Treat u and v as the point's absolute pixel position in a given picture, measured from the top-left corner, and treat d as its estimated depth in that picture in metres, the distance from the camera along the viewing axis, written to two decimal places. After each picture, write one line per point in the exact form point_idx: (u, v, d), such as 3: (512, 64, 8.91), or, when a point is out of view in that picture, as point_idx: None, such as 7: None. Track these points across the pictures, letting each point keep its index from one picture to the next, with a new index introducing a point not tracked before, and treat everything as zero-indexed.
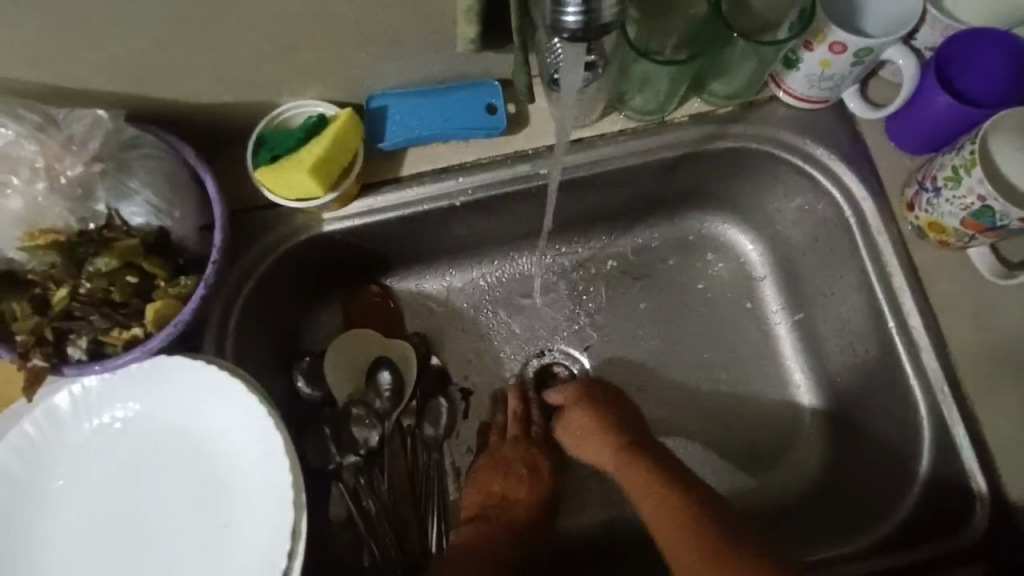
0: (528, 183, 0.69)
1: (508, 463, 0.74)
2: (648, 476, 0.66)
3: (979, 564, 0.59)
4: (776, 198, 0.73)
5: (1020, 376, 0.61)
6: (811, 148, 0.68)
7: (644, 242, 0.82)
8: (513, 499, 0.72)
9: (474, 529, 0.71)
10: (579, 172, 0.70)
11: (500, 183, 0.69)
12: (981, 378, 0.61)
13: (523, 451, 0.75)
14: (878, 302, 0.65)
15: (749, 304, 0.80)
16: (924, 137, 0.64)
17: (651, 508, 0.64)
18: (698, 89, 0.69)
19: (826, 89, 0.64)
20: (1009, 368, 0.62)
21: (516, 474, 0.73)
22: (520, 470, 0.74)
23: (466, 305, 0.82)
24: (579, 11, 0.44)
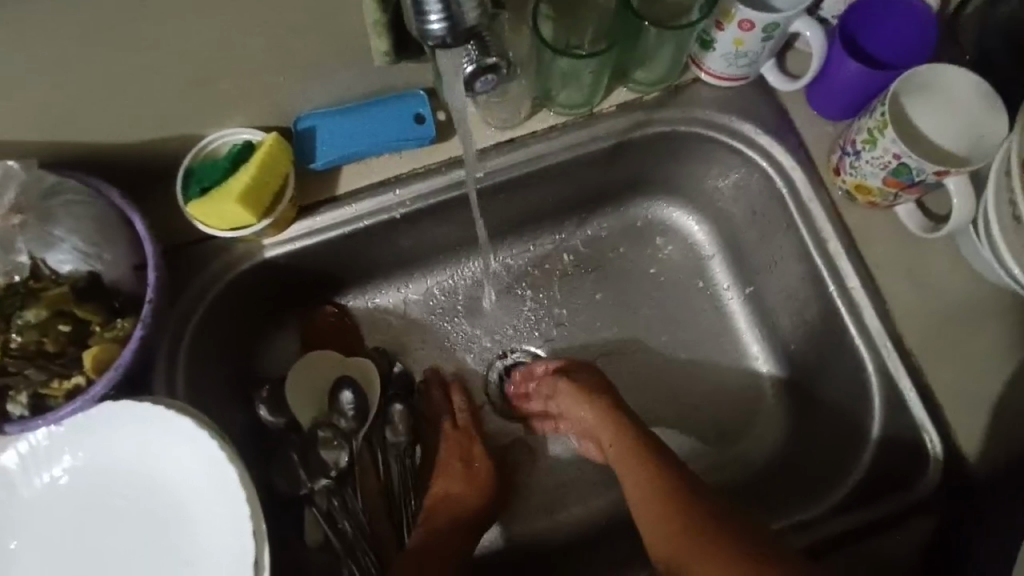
0: (458, 189, 0.69)
1: (444, 462, 0.74)
2: (631, 450, 0.67)
3: (936, 513, 0.61)
4: (712, 177, 0.75)
5: (956, 325, 0.63)
6: (737, 125, 0.69)
7: (593, 233, 0.83)
8: (454, 493, 0.72)
9: (423, 533, 0.69)
10: (514, 171, 0.70)
11: (427, 196, 0.69)
12: (920, 331, 0.63)
13: (463, 444, 0.75)
14: (818, 267, 0.66)
15: (702, 283, 0.82)
16: (840, 104, 0.66)
17: (630, 480, 0.65)
18: (622, 79, 0.70)
19: (744, 66, 0.66)
20: (945, 318, 0.63)
21: (452, 468, 0.74)
22: (457, 464, 0.74)
23: (424, 316, 0.82)
24: (441, 20, 0.45)
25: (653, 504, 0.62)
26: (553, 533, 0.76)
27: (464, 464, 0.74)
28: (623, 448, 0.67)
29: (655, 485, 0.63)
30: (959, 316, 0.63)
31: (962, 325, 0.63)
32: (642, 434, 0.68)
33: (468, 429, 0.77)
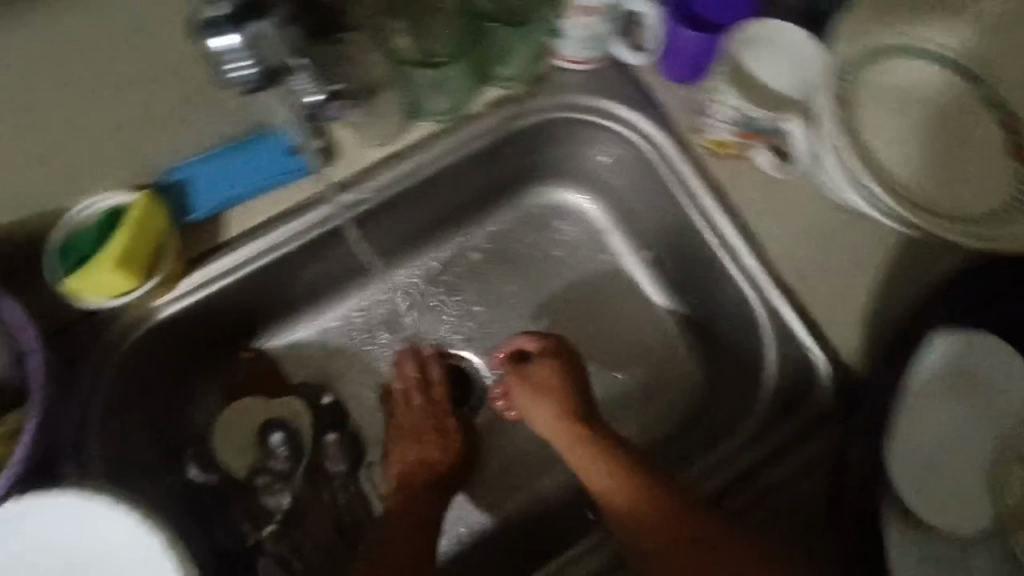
0: (345, 217, 0.69)
1: (419, 430, 0.78)
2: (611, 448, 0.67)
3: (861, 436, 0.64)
4: (590, 157, 0.78)
5: (837, 255, 0.67)
6: (602, 104, 0.72)
7: (494, 230, 0.86)
8: (430, 460, 0.76)
9: (401, 496, 0.72)
10: (395, 189, 0.70)
11: (319, 225, 0.69)
12: (804, 267, 0.67)
13: (438, 412, 0.79)
14: (698, 224, 0.70)
15: (604, 256, 0.85)
16: (689, 70, 0.69)
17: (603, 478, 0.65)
18: (488, 79, 0.71)
19: (596, 49, 0.70)
20: (827, 250, 0.67)
21: (431, 436, 0.78)
22: (430, 430, 0.78)
23: (344, 343, 0.82)
24: (251, 64, 0.55)
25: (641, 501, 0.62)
26: (499, 522, 0.78)
27: (438, 429, 0.78)
28: (595, 445, 0.68)
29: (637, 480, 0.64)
30: (840, 246, 0.67)
31: (846, 254, 0.67)
32: (604, 426, 0.70)
33: (440, 400, 0.80)
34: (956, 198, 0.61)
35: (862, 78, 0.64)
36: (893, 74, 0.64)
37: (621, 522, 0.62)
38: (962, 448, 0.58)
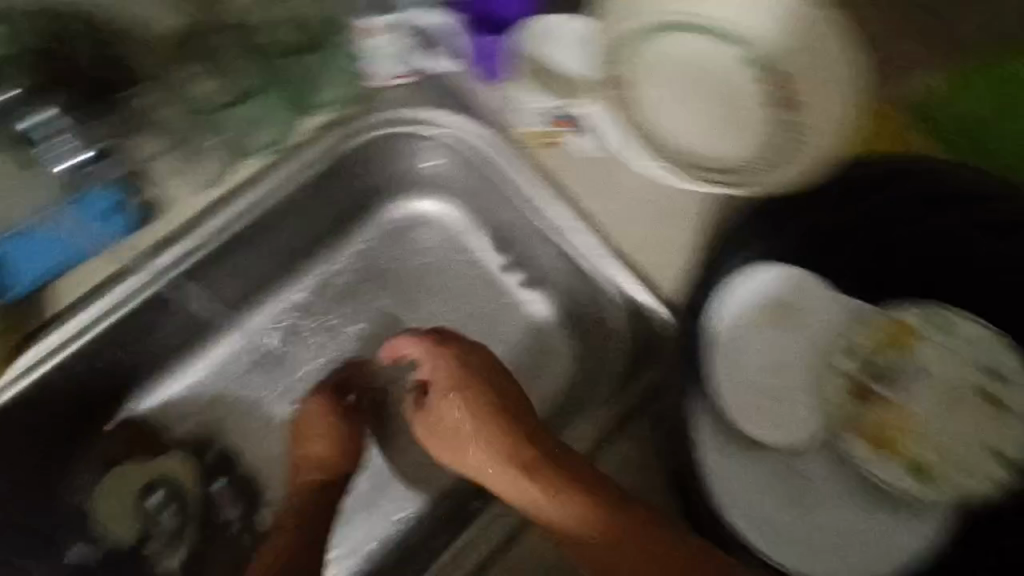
0: (153, 287, 0.68)
1: (316, 426, 0.75)
2: (574, 471, 0.64)
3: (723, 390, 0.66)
4: (430, 165, 0.80)
5: (672, 220, 0.70)
6: (426, 113, 0.74)
7: (358, 250, 0.85)
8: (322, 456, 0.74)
9: (293, 498, 0.73)
10: (198, 254, 0.69)
11: (129, 300, 0.68)
12: (642, 237, 0.70)
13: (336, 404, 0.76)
14: (533, 212, 0.73)
15: (471, 258, 0.85)
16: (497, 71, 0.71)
17: (571, 506, 0.63)
18: (306, 108, 0.72)
19: (404, 62, 0.71)
20: (661, 214, 0.70)
21: (330, 443, 0.74)
22: (326, 438, 0.74)
23: (221, 390, 0.81)
24: None
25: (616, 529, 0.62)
26: (399, 531, 0.77)
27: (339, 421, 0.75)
28: (545, 478, 0.64)
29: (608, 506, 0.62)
30: (672, 211, 0.70)
31: (680, 217, 0.70)
32: (520, 423, 0.69)
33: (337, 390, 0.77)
34: (728, 152, 0.66)
35: (645, 50, 0.65)
36: (678, 41, 0.64)
37: (588, 547, 0.63)
38: (789, 369, 0.65)
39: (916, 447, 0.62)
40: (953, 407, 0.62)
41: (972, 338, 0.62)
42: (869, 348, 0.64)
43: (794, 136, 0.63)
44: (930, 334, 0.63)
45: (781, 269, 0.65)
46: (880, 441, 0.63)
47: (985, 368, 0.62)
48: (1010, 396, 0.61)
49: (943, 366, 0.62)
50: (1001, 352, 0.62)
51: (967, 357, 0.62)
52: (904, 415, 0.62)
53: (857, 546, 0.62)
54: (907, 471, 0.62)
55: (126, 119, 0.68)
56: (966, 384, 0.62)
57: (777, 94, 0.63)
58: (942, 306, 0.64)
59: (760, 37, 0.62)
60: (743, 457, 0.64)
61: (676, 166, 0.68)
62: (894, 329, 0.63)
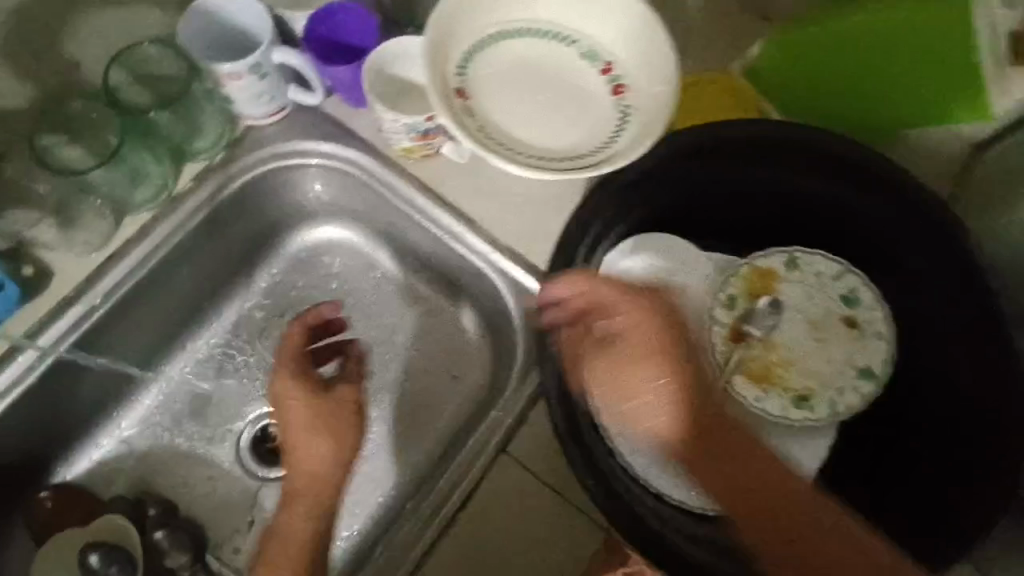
0: (46, 359, 0.70)
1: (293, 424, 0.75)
2: (733, 441, 0.59)
3: None
4: (319, 193, 0.84)
5: (547, 210, 0.76)
6: (303, 145, 0.78)
7: (268, 283, 0.88)
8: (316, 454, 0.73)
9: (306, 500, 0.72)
10: (90, 319, 0.71)
11: (26, 373, 0.70)
12: (523, 229, 0.75)
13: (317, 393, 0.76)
14: (420, 219, 0.78)
15: (378, 273, 0.90)
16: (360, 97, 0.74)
17: (750, 473, 0.58)
18: (184, 158, 0.75)
19: (268, 101, 0.73)
20: (535, 208, 0.76)
21: (312, 435, 0.74)
22: (302, 417, 0.75)
23: (150, 442, 0.84)
24: None
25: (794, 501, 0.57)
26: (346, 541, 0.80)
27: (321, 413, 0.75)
28: (737, 450, 0.59)
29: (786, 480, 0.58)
30: (546, 202, 0.76)
31: (553, 207, 0.76)
32: (699, 382, 0.61)
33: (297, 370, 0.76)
34: (568, 143, 0.65)
35: (481, 53, 0.66)
36: (510, 44, 0.66)
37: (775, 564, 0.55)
38: None
39: (793, 377, 0.68)
40: (818, 336, 0.69)
41: (825, 273, 0.70)
42: (740, 296, 0.70)
43: (624, 122, 0.65)
44: (789, 275, 0.70)
45: (653, 236, 0.70)
46: (763, 378, 0.68)
47: (840, 297, 0.69)
48: (862, 317, 0.68)
49: (805, 301, 0.70)
50: (850, 280, 0.69)
51: (823, 290, 0.69)
52: (779, 350, 0.69)
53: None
54: (791, 401, 0.67)
55: (10, 194, 0.73)
56: (826, 314, 0.69)
57: (607, 84, 0.66)
58: (798, 248, 0.71)
59: (585, 36, 0.66)
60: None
61: (525, 159, 0.63)
62: (759, 275, 0.70)
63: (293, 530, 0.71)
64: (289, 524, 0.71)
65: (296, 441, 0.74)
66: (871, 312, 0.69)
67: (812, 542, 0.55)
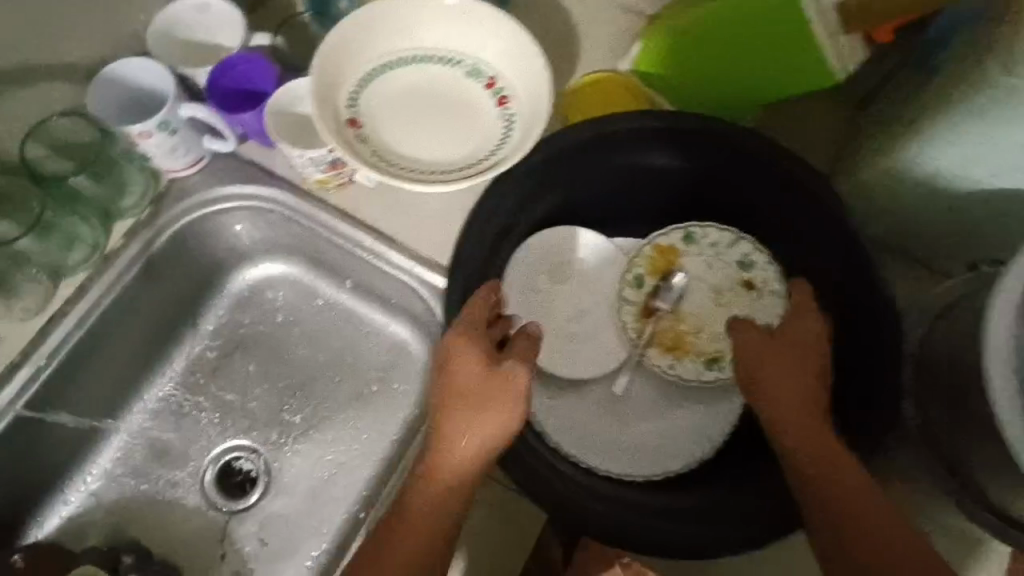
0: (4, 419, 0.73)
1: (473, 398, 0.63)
2: (851, 476, 0.58)
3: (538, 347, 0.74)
4: (250, 232, 0.88)
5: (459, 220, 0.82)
6: (227, 189, 0.82)
7: (215, 323, 0.92)
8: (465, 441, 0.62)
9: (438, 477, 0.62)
10: (35, 384, 0.74)
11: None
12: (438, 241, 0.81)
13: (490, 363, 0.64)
14: (345, 245, 0.83)
15: (321, 300, 0.94)
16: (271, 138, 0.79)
17: (835, 467, 0.58)
18: (112, 217, 0.79)
19: (187, 152, 0.78)
20: (448, 221, 0.82)
21: (471, 415, 0.62)
22: (472, 371, 0.63)
23: (117, 490, 0.87)
24: None
25: (856, 488, 0.57)
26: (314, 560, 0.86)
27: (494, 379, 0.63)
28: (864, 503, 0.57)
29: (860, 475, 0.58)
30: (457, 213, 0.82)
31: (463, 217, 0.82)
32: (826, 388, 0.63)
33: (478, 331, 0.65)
34: (461, 154, 0.70)
35: (370, 84, 0.71)
36: (397, 73, 0.72)
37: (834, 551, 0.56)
38: (587, 314, 0.75)
39: (703, 342, 0.73)
40: (722, 301, 0.74)
41: (720, 242, 0.74)
42: (647, 274, 0.75)
43: (511, 128, 0.70)
44: (689, 249, 0.75)
45: (553, 231, 0.74)
46: (675, 346, 0.74)
47: (736, 262, 0.74)
48: (758, 278, 0.73)
49: (706, 271, 0.75)
50: (743, 246, 0.74)
51: (720, 259, 0.74)
52: (688, 319, 0.74)
53: (680, 439, 0.72)
54: (704, 364, 0.73)
55: None
56: (725, 279, 0.74)
57: (493, 98, 0.71)
58: (693, 223, 0.75)
59: (468, 56, 0.72)
60: (570, 401, 0.73)
61: (420, 174, 0.68)
62: (661, 253, 0.75)
63: (429, 510, 0.61)
64: (423, 506, 0.61)
65: (461, 425, 0.62)
66: (766, 271, 0.73)
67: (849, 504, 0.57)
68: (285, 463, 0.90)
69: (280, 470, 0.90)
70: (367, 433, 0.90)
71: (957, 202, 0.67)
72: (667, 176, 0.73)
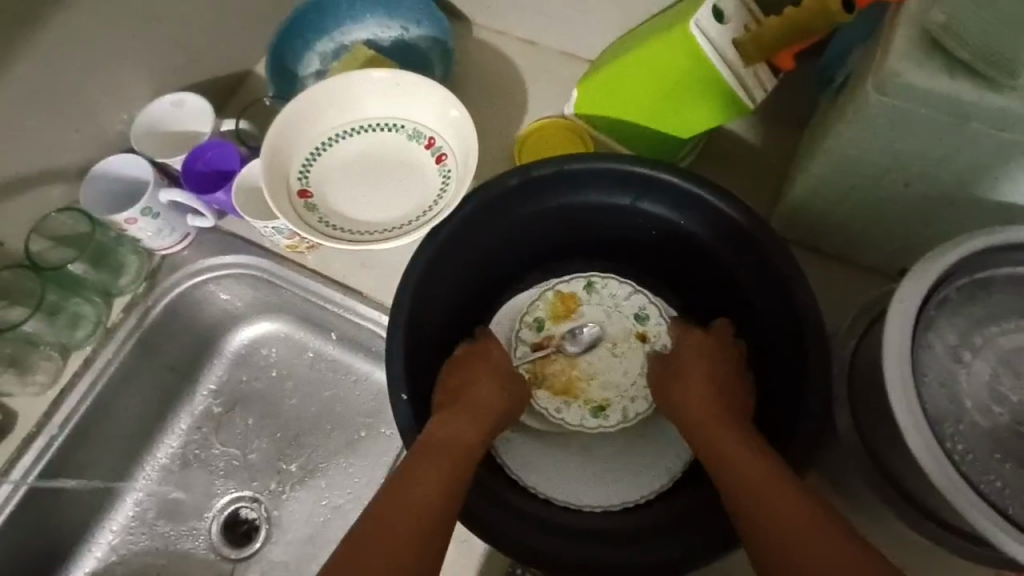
0: (22, 488, 0.80)
1: (486, 376, 0.73)
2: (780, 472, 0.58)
3: None
4: (241, 295, 0.95)
5: None
6: (214, 260, 0.90)
7: (216, 381, 0.99)
8: (476, 407, 0.70)
9: (451, 424, 0.67)
10: (50, 451, 0.82)
11: (3, 505, 0.79)
12: None
13: (498, 359, 0.76)
14: (320, 302, 0.90)
15: (311, 352, 0.99)
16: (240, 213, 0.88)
17: (747, 461, 0.60)
18: (112, 294, 0.88)
19: (172, 231, 0.87)
20: None
21: (470, 399, 0.71)
22: (493, 360, 0.76)
23: (131, 547, 0.92)
24: None
25: (786, 489, 0.57)
26: None
27: (503, 371, 0.75)
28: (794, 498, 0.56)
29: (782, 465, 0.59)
30: None
31: None
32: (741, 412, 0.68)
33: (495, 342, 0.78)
34: (401, 212, 0.79)
35: (322, 154, 0.80)
36: (346, 141, 0.80)
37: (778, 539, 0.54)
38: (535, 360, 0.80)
39: (593, 389, 0.80)
40: (615, 354, 0.81)
41: (619, 294, 0.82)
42: (547, 319, 0.82)
43: (447, 184, 0.79)
44: (588, 297, 0.82)
45: (508, 305, 0.83)
46: (566, 391, 0.80)
47: (632, 315, 0.82)
48: (650, 331, 0.81)
49: (605, 319, 0.82)
50: (639, 299, 0.82)
51: (617, 309, 0.82)
52: (581, 366, 0.81)
53: (635, 474, 0.76)
54: (590, 412, 0.79)
55: None
56: (621, 330, 0.81)
57: (431, 156, 0.80)
58: (595, 273, 0.83)
59: (410, 121, 0.80)
60: (535, 441, 0.78)
61: (363, 233, 0.77)
62: (562, 299, 0.82)
63: (442, 446, 0.65)
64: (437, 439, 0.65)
65: (476, 391, 0.71)
66: (658, 325, 0.81)
67: (772, 495, 0.56)
68: (284, 510, 0.94)
69: (280, 518, 0.94)
70: (358, 478, 0.94)
71: (883, 215, 0.68)
72: (601, 210, 0.76)
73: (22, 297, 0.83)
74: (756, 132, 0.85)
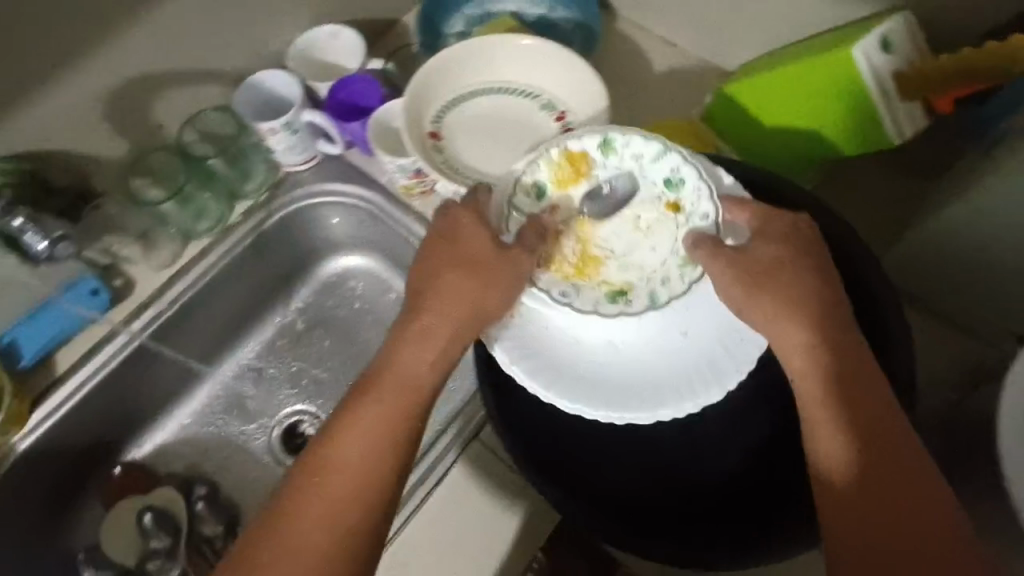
0: (131, 344, 0.88)
1: (464, 267, 0.67)
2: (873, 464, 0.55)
3: None
4: (345, 225, 1.00)
5: None
6: (334, 186, 0.95)
7: (303, 300, 1.05)
8: (444, 320, 0.66)
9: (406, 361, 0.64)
10: (157, 321, 0.89)
11: (111, 358, 0.87)
12: None
13: (483, 237, 0.68)
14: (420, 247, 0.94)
15: (394, 293, 1.04)
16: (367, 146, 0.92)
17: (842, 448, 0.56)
18: (238, 197, 0.94)
19: (302, 150, 0.93)
20: None
21: (437, 311, 0.66)
22: (472, 231, 0.68)
23: (204, 430, 1.00)
24: None
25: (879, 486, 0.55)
26: None
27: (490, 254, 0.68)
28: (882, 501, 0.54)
29: (884, 453, 0.56)
30: None
31: None
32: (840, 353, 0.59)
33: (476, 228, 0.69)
34: None
35: (457, 107, 0.84)
36: (481, 98, 0.84)
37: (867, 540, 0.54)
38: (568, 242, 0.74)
39: (611, 270, 0.73)
40: (640, 227, 0.73)
41: (643, 155, 0.72)
42: (551, 183, 0.73)
43: None
44: (604, 158, 0.72)
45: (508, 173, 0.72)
46: (578, 270, 0.73)
47: (662, 182, 0.72)
48: (685, 201, 0.71)
49: (626, 182, 0.73)
50: (670, 160, 0.71)
51: (640, 171, 0.72)
52: (598, 238, 0.73)
53: (673, 382, 0.68)
54: (606, 296, 0.73)
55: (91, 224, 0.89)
56: (648, 199, 0.73)
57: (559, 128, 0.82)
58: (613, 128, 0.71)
59: (546, 91, 0.83)
60: (552, 323, 0.71)
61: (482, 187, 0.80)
62: (571, 160, 0.72)
63: (389, 390, 0.63)
64: (382, 382, 0.63)
65: (448, 304, 0.66)
66: (695, 191, 0.70)
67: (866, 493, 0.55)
68: None
69: None
70: None
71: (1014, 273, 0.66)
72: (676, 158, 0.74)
73: (162, 181, 0.90)
74: (886, 173, 0.83)
